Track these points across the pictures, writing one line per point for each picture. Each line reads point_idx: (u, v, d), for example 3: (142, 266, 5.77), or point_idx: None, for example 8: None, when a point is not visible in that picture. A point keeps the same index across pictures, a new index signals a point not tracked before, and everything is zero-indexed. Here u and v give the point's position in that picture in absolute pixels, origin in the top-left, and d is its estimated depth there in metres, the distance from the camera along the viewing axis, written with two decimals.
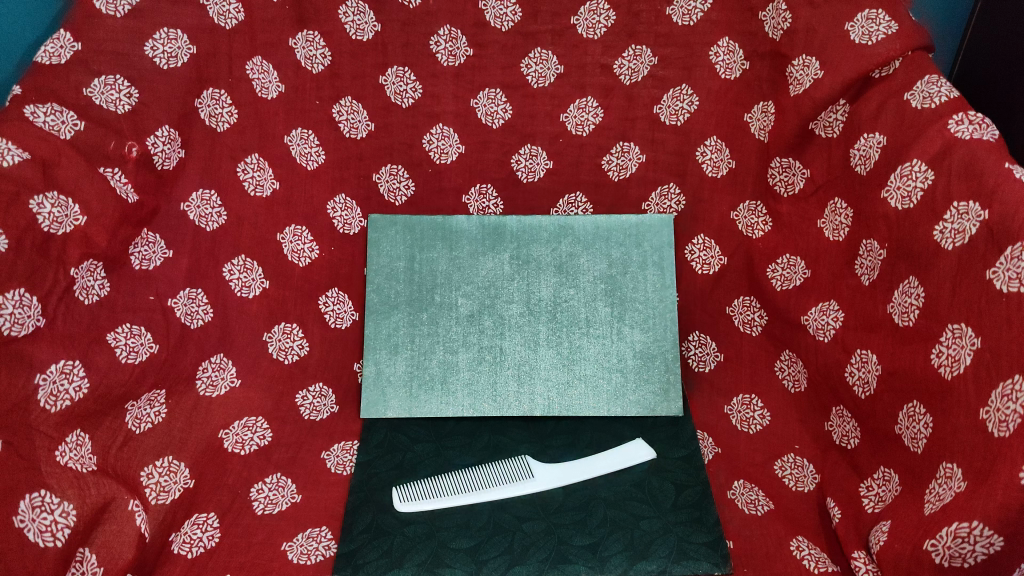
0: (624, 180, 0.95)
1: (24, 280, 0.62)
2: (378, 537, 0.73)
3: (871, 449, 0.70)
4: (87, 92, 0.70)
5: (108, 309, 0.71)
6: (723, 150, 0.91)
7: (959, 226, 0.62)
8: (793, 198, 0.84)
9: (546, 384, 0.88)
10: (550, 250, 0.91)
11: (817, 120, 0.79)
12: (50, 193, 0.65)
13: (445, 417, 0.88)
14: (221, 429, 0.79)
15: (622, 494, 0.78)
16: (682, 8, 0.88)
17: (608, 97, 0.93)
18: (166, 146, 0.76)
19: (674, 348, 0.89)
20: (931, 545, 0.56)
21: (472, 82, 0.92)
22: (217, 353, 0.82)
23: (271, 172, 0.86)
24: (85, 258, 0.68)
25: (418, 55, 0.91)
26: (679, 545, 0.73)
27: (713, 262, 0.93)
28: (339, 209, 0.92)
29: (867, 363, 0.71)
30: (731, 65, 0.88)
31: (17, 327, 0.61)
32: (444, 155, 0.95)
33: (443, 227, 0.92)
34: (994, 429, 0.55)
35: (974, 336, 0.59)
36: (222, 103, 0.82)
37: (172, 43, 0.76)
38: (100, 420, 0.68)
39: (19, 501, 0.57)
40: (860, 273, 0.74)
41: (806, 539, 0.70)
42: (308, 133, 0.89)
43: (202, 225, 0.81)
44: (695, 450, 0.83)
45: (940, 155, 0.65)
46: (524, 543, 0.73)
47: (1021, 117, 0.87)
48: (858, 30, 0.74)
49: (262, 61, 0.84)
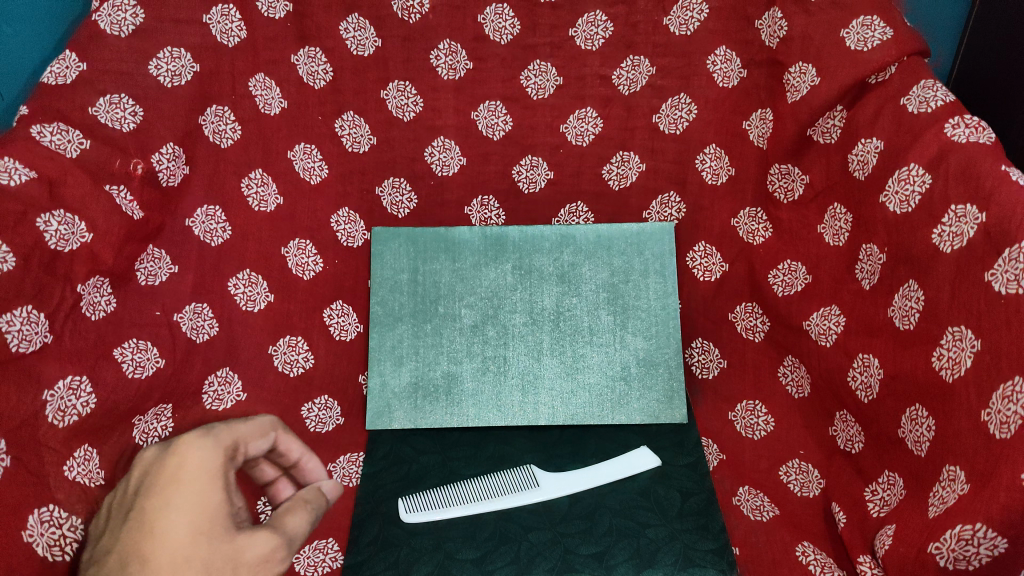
0: (625, 189, 0.96)
1: (32, 297, 0.63)
2: (386, 548, 0.75)
3: (875, 453, 0.70)
4: (93, 111, 0.71)
5: (114, 325, 0.71)
6: (722, 157, 0.92)
7: (957, 229, 0.63)
8: (793, 204, 0.85)
9: (550, 393, 0.88)
10: (552, 260, 0.92)
11: (815, 127, 0.80)
12: (57, 210, 0.66)
13: (450, 428, 0.88)
14: None
15: (628, 502, 0.79)
16: (678, 18, 0.89)
17: (607, 107, 0.94)
18: (170, 162, 0.77)
19: (676, 356, 0.89)
20: (935, 548, 0.57)
21: (472, 95, 0.94)
22: (223, 367, 0.81)
23: (275, 187, 0.87)
24: (91, 274, 0.69)
25: (419, 70, 0.93)
26: (685, 552, 0.74)
27: (714, 269, 0.93)
28: (343, 223, 0.93)
29: (869, 368, 0.72)
30: (729, 73, 0.90)
31: (25, 344, 0.62)
32: (447, 168, 0.96)
33: (445, 238, 0.93)
34: (995, 431, 0.56)
35: (973, 338, 0.60)
36: (225, 120, 0.83)
37: (175, 62, 0.77)
38: (108, 435, 0.69)
39: (28, 516, 0.58)
40: (860, 277, 0.75)
41: (812, 544, 0.71)
42: (311, 148, 0.90)
43: (208, 239, 0.81)
44: (700, 458, 0.83)
45: (936, 160, 0.66)
46: (531, 552, 0.74)
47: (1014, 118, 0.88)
48: (854, 37, 0.75)
49: (265, 77, 0.85)
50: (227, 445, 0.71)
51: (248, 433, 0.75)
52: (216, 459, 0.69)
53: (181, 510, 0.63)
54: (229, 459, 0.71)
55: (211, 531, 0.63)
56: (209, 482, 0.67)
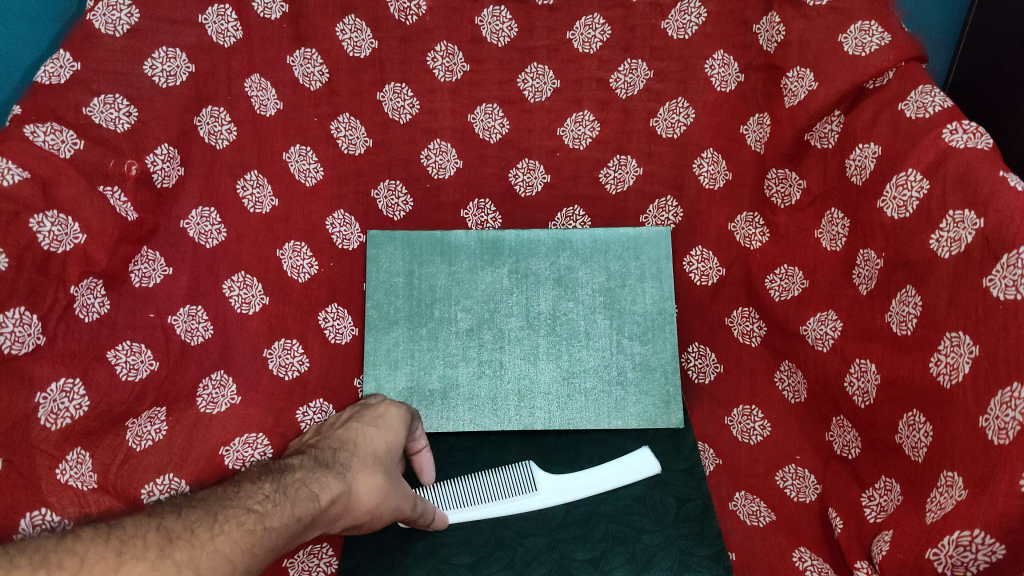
0: (622, 193, 0.95)
1: (24, 298, 0.63)
2: (380, 552, 0.75)
3: (872, 458, 0.70)
4: (87, 111, 0.71)
5: (108, 326, 0.71)
6: (720, 162, 0.91)
7: (955, 235, 0.62)
8: (790, 209, 0.85)
9: (547, 399, 0.87)
10: (549, 263, 0.92)
11: (813, 131, 0.80)
12: (50, 211, 0.66)
13: (445, 432, 0.87)
14: (222, 445, 0.76)
15: (625, 508, 0.78)
16: (676, 22, 0.90)
17: (605, 110, 0.94)
18: (165, 164, 0.76)
19: (673, 360, 0.88)
20: (933, 554, 0.56)
21: (469, 98, 0.95)
22: (217, 370, 0.79)
23: (269, 189, 0.86)
24: (84, 275, 0.68)
25: (416, 72, 0.94)
26: (680, 557, 0.75)
27: (711, 273, 0.92)
28: (338, 225, 0.92)
29: (866, 373, 0.71)
30: (727, 78, 0.90)
31: (16, 345, 0.62)
32: (443, 170, 0.96)
33: (442, 242, 0.93)
34: (993, 437, 0.55)
35: (971, 344, 0.59)
36: (221, 121, 0.82)
37: (171, 62, 0.77)
38: (101, 437, 0.68)
39: (20, 518, 0.60)
40: (859, 282, 0.74)
41: (808, 550, 0.70)
42: (306, 150, 0.90)
43: (202, 241, 0.81)
44: (696, 463, 0.83)
45: (934, 165, 0.66)
46: (526, 558, 0.74)
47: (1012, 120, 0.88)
48: (851, 41, 0.75)
49: (260, 78, 0.85)
50: (411, 419, 0.76)
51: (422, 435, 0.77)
52: (407, 420, 0.75)
53: (387, 443, 0.71)
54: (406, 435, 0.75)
55: (390, 463, 0.70)
56: (395, 430, 0.73)
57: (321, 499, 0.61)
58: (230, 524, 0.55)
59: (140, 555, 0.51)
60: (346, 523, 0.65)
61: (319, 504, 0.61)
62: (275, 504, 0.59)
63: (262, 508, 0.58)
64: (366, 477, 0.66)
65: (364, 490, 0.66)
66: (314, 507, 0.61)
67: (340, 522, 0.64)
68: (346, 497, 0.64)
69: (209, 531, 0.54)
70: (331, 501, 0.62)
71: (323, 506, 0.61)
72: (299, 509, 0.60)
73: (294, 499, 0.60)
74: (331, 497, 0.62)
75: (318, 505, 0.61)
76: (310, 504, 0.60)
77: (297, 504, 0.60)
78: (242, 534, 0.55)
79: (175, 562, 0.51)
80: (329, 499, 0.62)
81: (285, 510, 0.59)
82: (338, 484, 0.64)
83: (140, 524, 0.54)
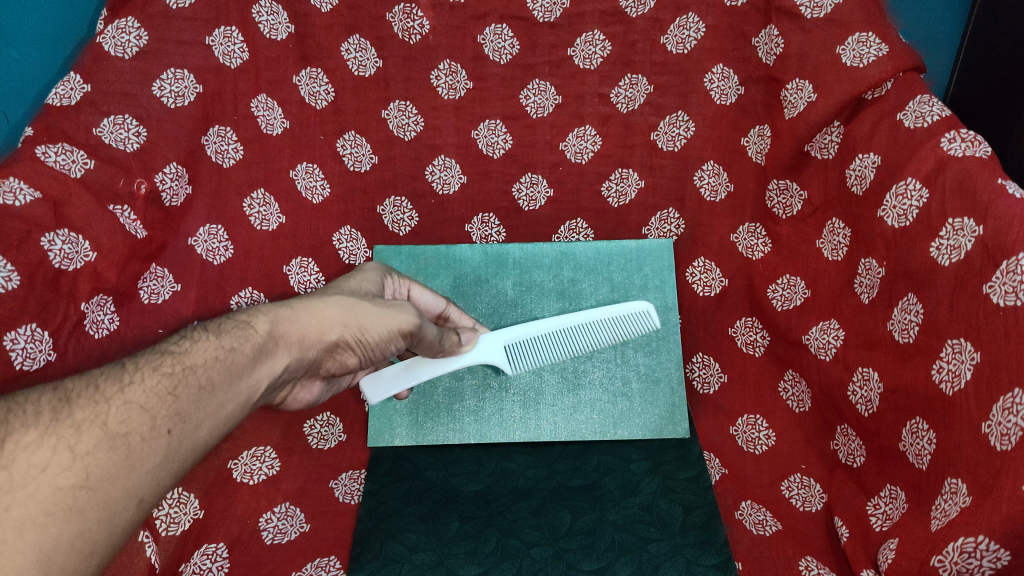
0: (624, 206, 0.97)
1: (35, 315, 0.64)
2: (386, 565, 0.73)
3: (877, 466, 0.70)
4: (97, 131, 0.72)
5: (118, 343, 0.72)
6: (721, 174, 0.93)
7: (955, 243, 0.63)
8: (792, 219, 0.85)
9: (552, 410, 0.87)
10: (552, 276, 0.92)
11: (813, 143, 0.81)
12: (61, 230, 0.67)
13: (451, 445, 0.87)
14: (230, 460, 0.79)
15: (631, 517, 0.76)
16: (675, 37, 0.92)
17: (607, 124, 0.96)
18: (174, 182, 0.78)
19: (678, 370, 0.88)
20: (938, 561, 0.56)
21: (472, 114, 0.96)
22: (263, 445, 0.82)
23: (276, 207, 0.88)
24: (94, 292, 0.70)
25: (419, 90, 0.95)
26: (687, 567, 0.72)
27: (714, 284, 0.92)
28: (344, 240, 0.93)
29: (869, 382, 0.72)
30: (727, 91, 0.91)
31: (28, 361, 0.63)
32: (447, 186, 0.97)
33: (446, 256, 0.92)
34: (996, 442, 0.56)
35: (973, 351, 0.60)
36: (227, 140, 0.84)
37: (179, 83, 0.79)
38: None
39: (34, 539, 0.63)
40: (860, 291, 0.75)
41: (815, 558, 0.70)
42: (313, 167, 0.91)
43: (210, 258, 0.82)
44: (703, 471, 0.81)
45: (933, 174, 0.66)
46: (533, 568, 0.72)
47: (981, 116, 0.94)
48: (850, 53, 0.76)
49: (267, 98, 0.87)
50: (386, 273, 0.75)
51: (429, 295, 0.79)
52: (379, 276, 0.73)
53: (349, 288, 0.67)
54: (388, 289, 0.75)
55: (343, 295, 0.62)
56: (345, 281, 0.68)
57: (257, 328, 0.56)
58: (143, 372, 0.50)
59: (30, 420, 0.45)
60: (315, 347, 0.59)
61: (251, 331, 0.56)
62: (198, 341, 0.54)
63: (181, 351, 0.53)
64: (314, 301, 0.60)
65: (308, 311, 0.59)
66: (247, 333, 0.56)
67: (306, 346, 0.59)
68: (290, 321, 0.58)
69: (116, 384, 0.49)
70: (269, 325, 0.57)
71: (263, 333, 0.56)
72: (230, 342, 0.55)
73: (219, 334, 0.55)
74: (269, 324, 0.57)
75: (256, 332, 0.56)
76: (244, 334, 0.56)
77: (225, 338, 0.55)
78: (161, 377, 0.51)
79: (74, 421, 0.46)
80: (267, 325, 0.57)
81: (211, 347, 0.54)
82: (276, 311, 0.58)
83: (31, 392, 0.48)
